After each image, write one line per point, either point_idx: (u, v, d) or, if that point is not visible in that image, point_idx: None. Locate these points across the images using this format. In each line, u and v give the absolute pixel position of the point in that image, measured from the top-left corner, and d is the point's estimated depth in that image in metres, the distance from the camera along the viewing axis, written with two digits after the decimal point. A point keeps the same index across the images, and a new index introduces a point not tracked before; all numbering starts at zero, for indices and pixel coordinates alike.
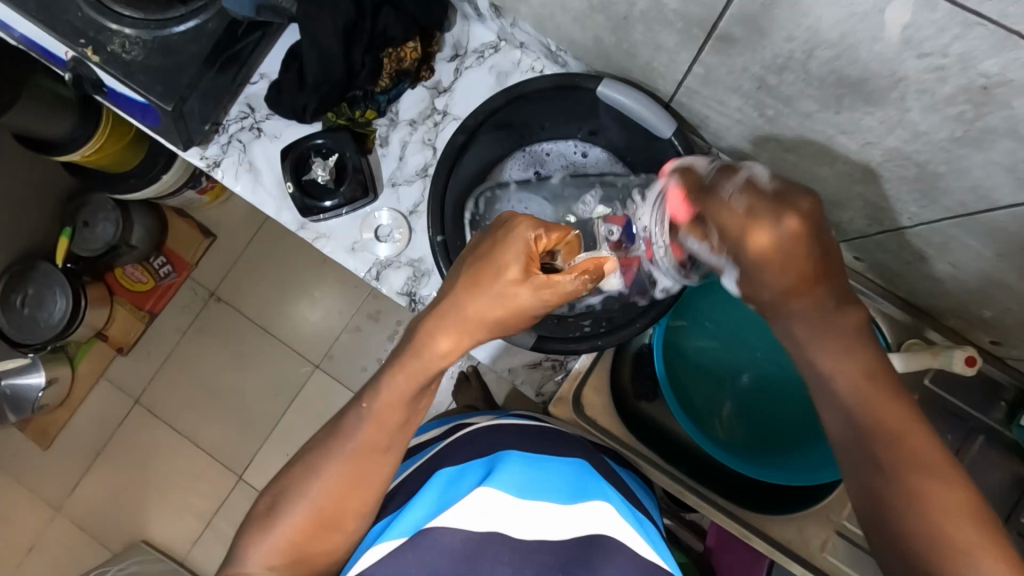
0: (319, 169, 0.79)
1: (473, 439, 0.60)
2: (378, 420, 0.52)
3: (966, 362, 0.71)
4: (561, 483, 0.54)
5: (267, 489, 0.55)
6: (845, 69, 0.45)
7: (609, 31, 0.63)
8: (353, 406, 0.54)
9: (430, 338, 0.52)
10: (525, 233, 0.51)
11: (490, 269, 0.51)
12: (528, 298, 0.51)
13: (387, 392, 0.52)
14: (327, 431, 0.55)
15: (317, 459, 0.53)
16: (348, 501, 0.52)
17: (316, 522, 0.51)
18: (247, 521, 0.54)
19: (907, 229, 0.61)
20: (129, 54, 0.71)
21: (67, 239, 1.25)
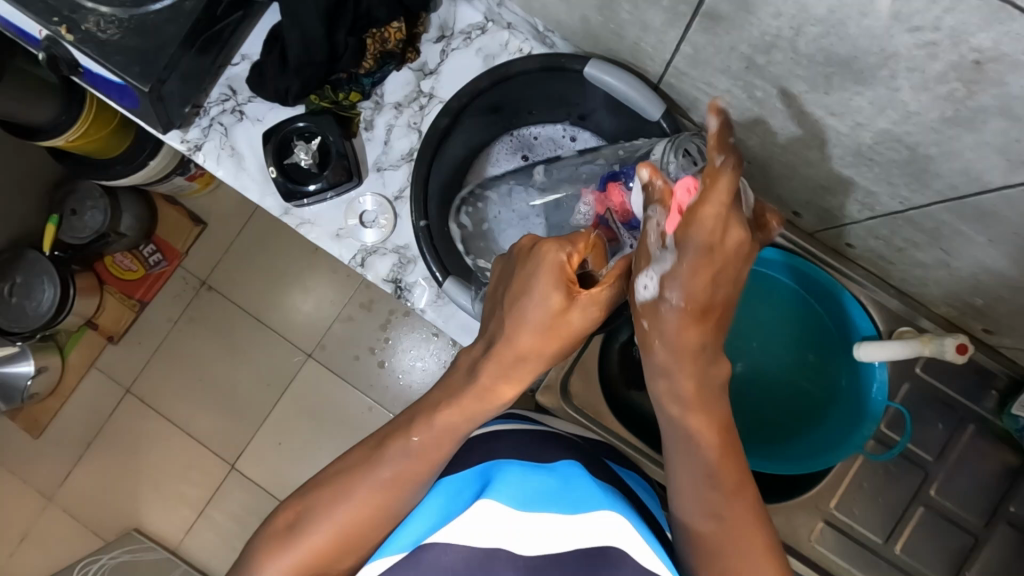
0: (301, 153, 0.78)
1: (471, 445, 0.58)
2: (424, 457, 0.54)
3: (959, 349, 0.70)
4: (563, 491, 0.52)
5: (289, 502, 0.56)
6: (834, 47, 0.44)
7: (595, 11, 0.62)
8: (398, 437, 0.55)
9: (493, 383, 0.54)
10: (555, 257, 0.53)
11: (537, 305, 0.52)
12: (579, 318, 0.53)
13: (442, 420, 0.54)
14: (357, 454, 0.56)
15: (348, 482, 0.54)
16: (375, 527, 0.53)
17: (340, 546, 0.53)
18: (268, 534, 0.54)
19: (899, 214, 0.60)
20: (105, 33, 0.69)
21: (54, 226, 1.23)
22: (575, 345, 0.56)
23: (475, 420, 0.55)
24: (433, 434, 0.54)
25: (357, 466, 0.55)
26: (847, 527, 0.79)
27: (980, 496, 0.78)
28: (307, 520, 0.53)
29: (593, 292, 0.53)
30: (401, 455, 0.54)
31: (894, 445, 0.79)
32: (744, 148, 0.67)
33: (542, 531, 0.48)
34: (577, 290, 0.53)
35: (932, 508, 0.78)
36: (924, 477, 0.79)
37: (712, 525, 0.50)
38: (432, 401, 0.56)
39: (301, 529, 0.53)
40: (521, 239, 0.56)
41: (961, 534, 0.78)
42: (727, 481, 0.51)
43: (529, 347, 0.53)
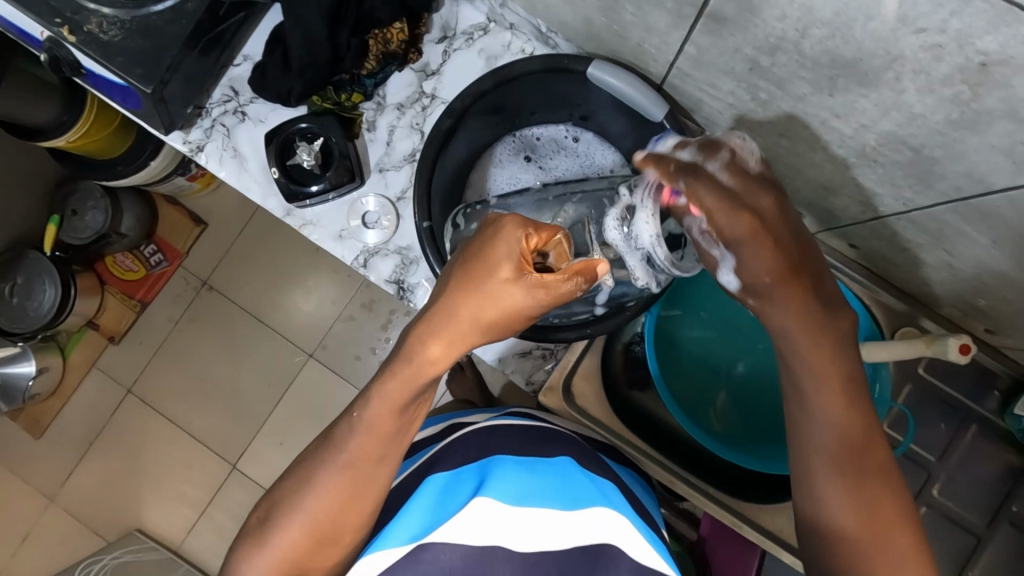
0: (304, 154, 0.77)
1: (470, 442, 0.58)
2: (374, 432, 0.52)
3: (961, 350, 0.69)
4: (556, 487, 0.53)
5: (262, 500, 0.55)
6: (839, 49, 0.44)
7: (599, 12, 0.62)
8: (349, 417, 0.54)
9: (420, 344, 0.51)
10: (514, 232, 0.50)
11: (483, 268, 0.50)
12: (522, 297, 0.49)
13: (391, 390, 0.52)
14: (320, 444, 0.55)
15: (312, 470, 0.53)
16: (347, 513, 0.53)
17: (312, 537, 0.52)
18: (243, 534, 0.54)
19: (902, 216, 0.60)
20: (107, 34, 0.69)
21: (55, 226, 1.22)
22: (519, 321, 0.52)
23: (416, 394, 0.53)
24: (388, 411, 0.52)
25: (317, 455, 0.54)
26: None
27: (982, 496, 0.78)
28: (277, 513, 0.53)
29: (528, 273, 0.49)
30: (349, 431, 0.53)
31: (896, 445, 0.79)
32: None
33: (533, 524, 0.49)
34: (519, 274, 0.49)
35: (935, 509, 0.78)
36: (927, 477, 0.79)
37: (861, 517, 0.48)
38: (372, 380, 0.54)
39: (273, 525, 0.53)
40: (484, 215, 0.54)
41: (963, 534, 0.78)
42: (856, 457, 0.49)
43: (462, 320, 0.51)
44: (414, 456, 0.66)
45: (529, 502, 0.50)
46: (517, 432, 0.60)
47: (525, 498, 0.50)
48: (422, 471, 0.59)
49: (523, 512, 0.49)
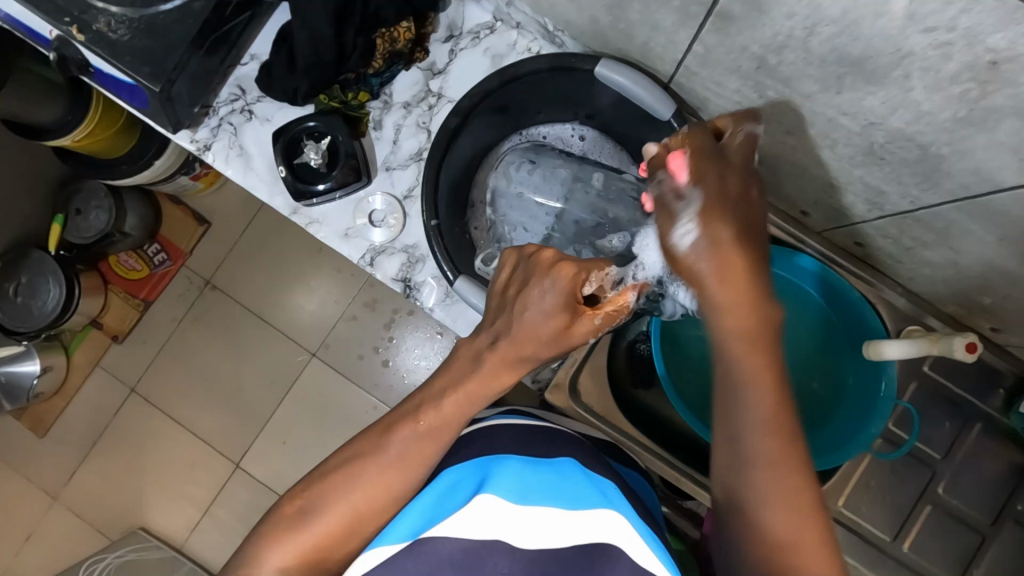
0: (311, 152, 0.78)
1: (472, 440, 0.59)
2: (435, 441, 0.55)
3: (967, 349, 0.69)
4: (561, 488, 0.52)
5: (294, 488, 0.56)
6: (847, 47, 0.44)
7: (606, 11, 0.62)
8: (406, 422, 0.55)
9: (492, 369, 0.55)
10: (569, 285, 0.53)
11: (543, 317, 0.53)
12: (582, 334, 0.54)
13: (450, 403, 0.55)
14: (360, 442, 0.56)
15: (359, 463, 0.55)
16: (377, 508, 0.54)
17: (346, 528, 0.53)
18: (273, 517, 0.54)
19: (908, 214, 0.60)
20: (116, 33, 0.69)
21: (59, 225, 1.23)
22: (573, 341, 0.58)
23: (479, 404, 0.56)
24: (452, 419, 0.55)
25: (368, 446, 0.55)
26: (854, 524, 0.79)
27: (986, 494, 0.78)
28: (315, 502, 0.54)
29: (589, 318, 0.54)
30: (408, 437, 0.54)
31: (901, 443, 0.80)
32: (753, 148, 0.68)
33: (533, 523, 0.49)
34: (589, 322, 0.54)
35: (939, 506, 0.79)
36: (931, 475, 0.79)
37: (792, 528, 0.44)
38: (433, 390, 0.56)
39: (303, 512, 0.53)
40: (540, 250, 0.56)
41: (968, 532, 0.78)
42: (780, 432, 0.45)
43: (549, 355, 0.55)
44: None
45: (531, 501, 0.50)
46: (523, 432, 0.60)
47: (526, 496, 0.51)
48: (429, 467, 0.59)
49: (524, 511, 0.49)
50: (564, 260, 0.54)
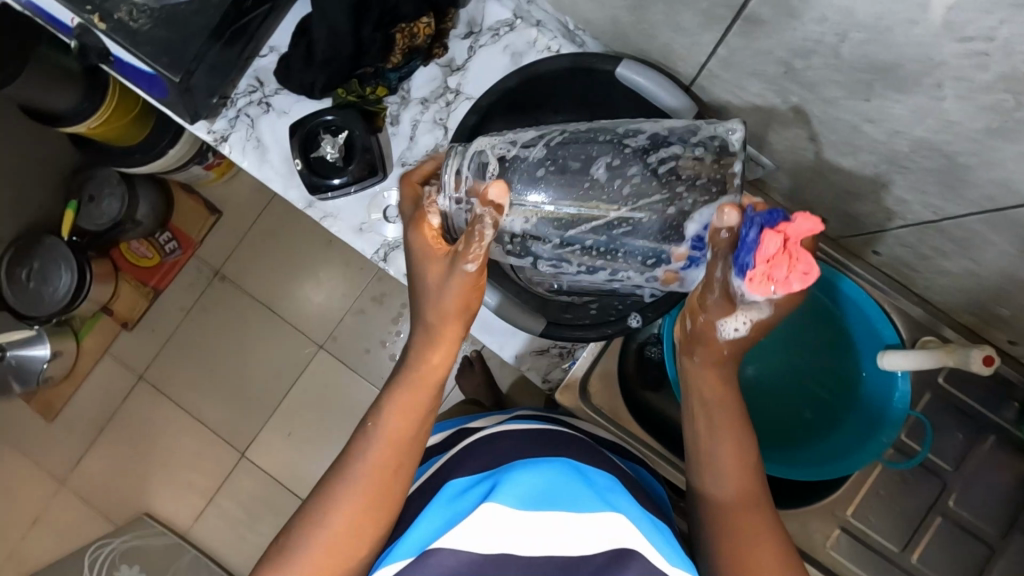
0: (328, 146, 0.78)
1: (476, 451, 0.60)
2: (391, 445, 0.55)
3: (985, 361, 0.69)
4: (562, 490, 0.52)
5: (279, 527, 0.55)
6: (878, 54, 0.44)
7: (628, 11, 0.62)
8: (361, 434, 0.56)
9: (421, 355, 0.57)
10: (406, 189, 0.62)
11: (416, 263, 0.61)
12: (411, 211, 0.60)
13: (399, 401, 0.56)
14: (332, 471, 0.55)
15: (332, 492, 0.54)
16: (363, 527, 0.53)
17: (331, 556, 0.52)
18: (259, 567, 0.53)
19: (930, 223, 0.60)
20: (136, 23, 0.69)
21: (72, 212, 1.23)
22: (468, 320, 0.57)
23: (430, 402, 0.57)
24: (398, 421, 0.56)
25: (341, 475, 0.54)
26: (863, 534, 0.79)
27: (998, 508, 0.77)
28: (301, 538, 0.52)
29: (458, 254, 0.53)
30: (365, 445, 0.55)
31: (912, 454, 0.79)
32: (773, 153, 0.67)
33: (536, 531, 0.48)
34: (464, 259, 0.53)
35: (948, 518, 0.78)
36: (942, 487, 0.78)
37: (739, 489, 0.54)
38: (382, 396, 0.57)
39: (288, 548, 0.52)
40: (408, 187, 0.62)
41: (977, 545, 0.77)
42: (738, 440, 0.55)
43: (448, 317, 0.56)
44: (431, 460, 0.68)
45: (535, 507, 0.50)
46: (521, 440, 0.60)
47: (529, 503, 0.50)
48: (439, 478, 0.59)
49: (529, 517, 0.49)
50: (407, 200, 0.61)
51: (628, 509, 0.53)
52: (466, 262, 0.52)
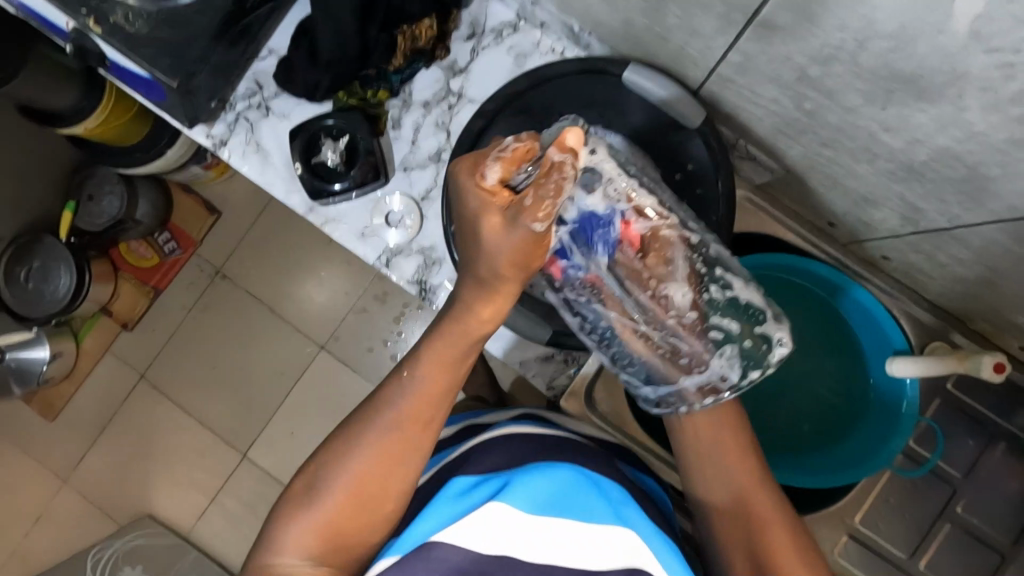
0: (329, 151, 0.77)
1: (488, 450, 0.58)
2: (425, 396, 0.55)
3: (995, 369, 0.67)
4: (576, 494, 0.51)
5: (304, 463, 0.56)
6: (901, 63, 0.43)
7: (641, 14, 0.61)
8: (396, 378, 0.56)
9: (470, 306, 0.55)
10: (472, 180, 0.50)
11: (506, 243, 0.50)
12: (497, 217, 0.50)
13: (437, 351, 0.56)
14: (367, 408, 0.56)
15: (362, 430, 0.55)
16: (392, 476, 0.54)
17: (359, 498, 0.53)
18: (285, 498, 0.55)
19: (945, 230, 0.58)
20: (133, 26, 0.67)
21: (71, 213, 1.20)
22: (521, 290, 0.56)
23: (460, 362, 0.56)
24: (437, 371, 0.55)
25: (371, 414, 0.55)
26: (871, 540, 0.79)
27: (1009, 514, 0.76)
28: (328, 477, 0.53)
29: (524, 209, 0.48)
30: (399, 390, 0.55)
31: (923, 462, 0.78)
32: (785, 157, 0.66)
33: (549, 536, 0.48)
34: (531, 217, 0.48)
35: (957, 524, 0.77)
36: (951, 493, 0.78)
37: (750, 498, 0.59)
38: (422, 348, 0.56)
39: (316, 490, 0.53)
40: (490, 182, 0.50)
41: (986, 551, 0.76)
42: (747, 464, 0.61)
43: (505, 273, 0.52)
44: (435, 455, 0.66)
45: (548, 513, 0.49)
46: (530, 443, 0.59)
47: (542, 508, 0.49)
48: (446, 473, 0.59)
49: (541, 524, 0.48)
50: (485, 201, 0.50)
51: (639, 521, 0.52)
52: (535, 220, 0.48)
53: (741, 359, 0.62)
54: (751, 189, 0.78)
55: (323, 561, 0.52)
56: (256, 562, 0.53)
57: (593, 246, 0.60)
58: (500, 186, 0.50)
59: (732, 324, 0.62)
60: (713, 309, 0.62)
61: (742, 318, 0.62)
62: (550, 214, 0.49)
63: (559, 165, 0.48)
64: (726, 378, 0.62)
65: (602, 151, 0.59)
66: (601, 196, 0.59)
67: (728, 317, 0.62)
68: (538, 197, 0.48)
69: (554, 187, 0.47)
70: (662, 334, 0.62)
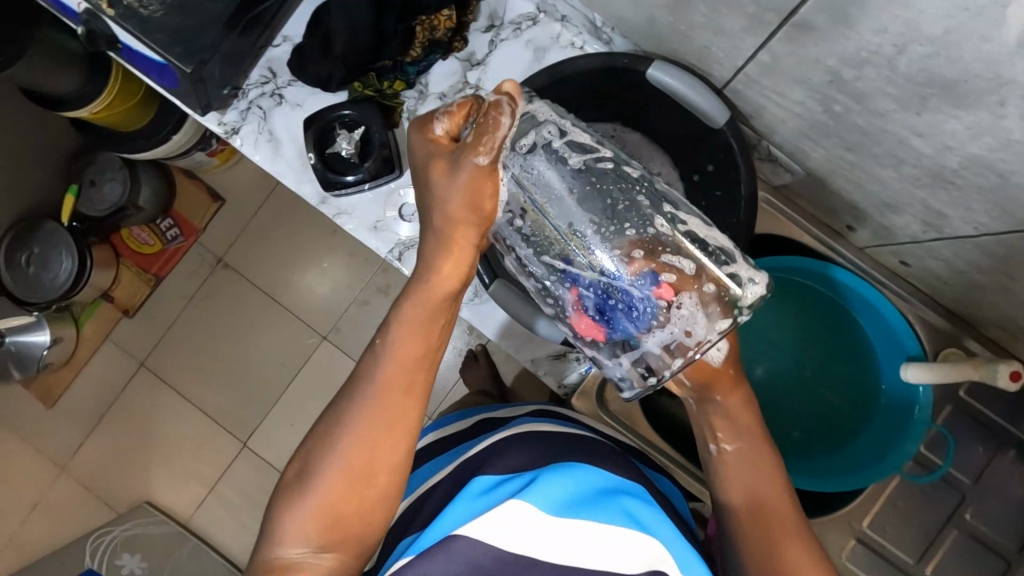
0: (344, 142, 0.76)
1: (508, 449, 0.58)
2: (401, 360, 0.54)
3: (1011, 377, 0.67)
4: (594, 497, 0.51)
5: (295, 452, 0.54)
6: (940, 68, 0.42)
7: (665, 11, 0.60)
8: (368, 348, 0.56)
9: (433, 261, 0.55)
10: (424, 135, 0.55)
11: (454, 189, 0.53)
12: (441, 168, 0.53)
13: (408, 313, 0.55)
14: (347, 387, 0.55)
15: (340, 410, 0.54)
16: (380, 449, 0.52)
17: (352, 474, 0.51)
18: (278, 490, 0.53)
19: (968, 238, 0.58)
20: (147, 9, 0.66)
21: (72, 196, 1.20)
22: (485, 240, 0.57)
23: (438, 316, 0.56)
24: (409, 334, 0.55)
25: (348, 394, 0.54)
26: (878, 545, 0.79)
27: (1017, 522, 0.76)
28: (313, 463, 0.52)
29: (467, 147, 0.52)
30: (372, 358, 0.55)
31: (934, 468, 0.78)
32: (806, 160, 0.66)
33: (571, 538, 0.47)
34: (474, 152, 0.51)
35: (965, 531, 0.77)
36: (959, 500, 0.78)
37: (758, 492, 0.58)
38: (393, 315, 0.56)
39: (308, 475, 0.52)
40: (437, 136, 0.54)
41: (992, 559, 0.76)
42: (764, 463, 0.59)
43: (458, 215, 0.54)
44: (451, 452, 0.67)
45: (570, 515, 0.48)
46: (544, 445, 0.59)
47: (563, 509, 0.49)
48: (467, 472, 0.58)
49: (561, 525, 0.48)
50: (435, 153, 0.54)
51: (653, 526, 0.51)
52: (477, 155, 0.51)
53: (705, 307, 0.57)
54: (767, 190, 0.77)
55: (325, 547, 0.51)
56: (258, 557, 0.52)
57: (546, 201, 0.58)
58: (447, 137, 0.55)
59: (687, 266, 0.58)
60: (672, 251, 0.59)
61: (701, 258, 0.59)
62: (491, 149, 0.52)
63: (494, 104, 0.52)
64: (691, 333, 0.58)
65: (535, 101, 0.59)
66: (542, 148, 0.58)
67: (682, 255, 0.59)
68: (477, 134, 0.51)
69: (492, 121, 0.51)
70: (614, 283, 0.59)
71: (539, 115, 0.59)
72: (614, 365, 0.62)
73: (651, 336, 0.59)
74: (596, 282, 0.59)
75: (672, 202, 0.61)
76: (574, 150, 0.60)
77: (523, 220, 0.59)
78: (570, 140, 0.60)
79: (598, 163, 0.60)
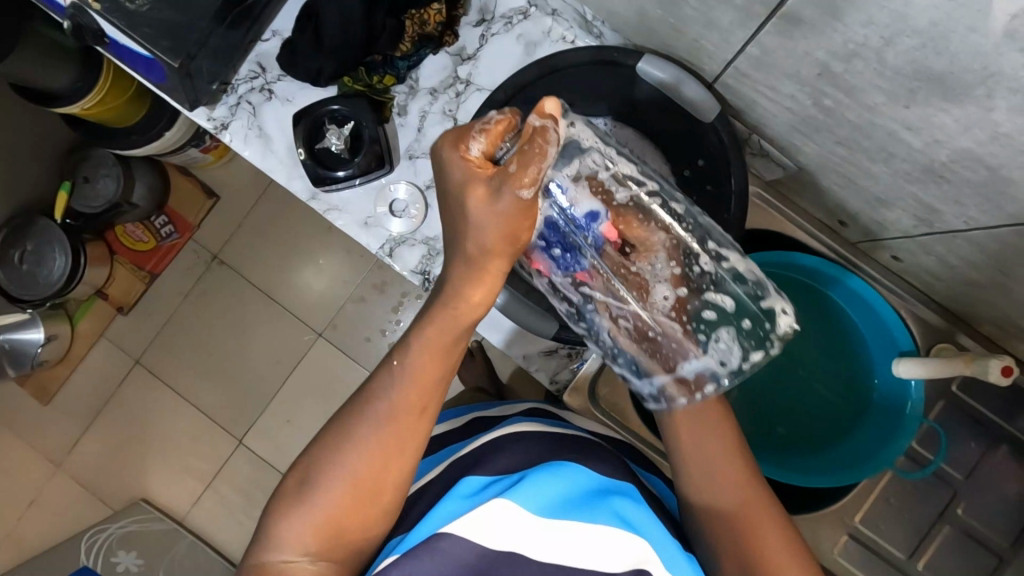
0: (333, 138, 0.75)
1: (500, 448, 0.58)
2: (419, 381, 0.53)
3: (1003, 372, 0.67)
4: (583, 497, 0.51)
5: (297, 461, 0.54)
6: (928, 61, 0.42)
7: (656, 5, 0.59)
8: (383, 365, 0.55)
9: (462, 287, 0.53)
10: (456, 156, 0.51)
11: (495, 220, 0.50)
12: (482, 199, 0.50)
13: (430, 335, 0.54)
14: (356, 402, 0.54)
15: (351, 429, 0.53)
16: (389, 469, 0.52)
17: (358, 490, 0.51)
18: (275, 497, 0.53)
19: (960, 233, 0.58)
20: (134, 3, 0.66)
21: (66, 193, 1.19)
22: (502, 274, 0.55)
23: (458, 343, 0.55)
24: (428, 357, 0.54)
25: (357, 409, 0.54)
26: (871, 541, 0.79)
27: (1009, 518, 0.76)
28: (314, 473, 0.52)
29: (510, 176, 0.49)
30: (388, 381, 0.54)
31: (926, 464, 0.78)
32: (799, 154, 0.65)
33: (558, 537, 0.47)
34: (517, 184, 0.49)
35: (958, 527, 0.77)
36: (952, 495, 0.78)
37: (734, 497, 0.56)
38: (413, 336, 0.54)
39: (309, 486, 0.52)
40: (471, 156, 0.50)
41: (985, 554, 0.76)
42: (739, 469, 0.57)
43: (495, 247, 0.52)
44: (444, 450, 0.67)
45: (557, 515, 0.48)
46: (535, 442, 0.59)
47: (550, 509, 0.49)
48: (458, 471, 0.58)
49: (549, 524, 0.48)
50: (473, 177, 0.50)
51: (648, 528, 0.51)
52: (521, 187, 0.49)
53: (741, 342, 0.60)
54: (761, 186, 0.77)
55: (321, 557, 0.51)
56: (252, 561, 0.52)
57: (588, 234, 0.60)
58: (483, 159, 0.51)
59: (726, 303, 0.61)
60: (712, 286, 0.61)
61: (742, 294, 0.61)
62: (535, 181, 0.49)
63: (540, 131, 0.49)
64: (725, 363, 0.60)
65: (580, 125, 0.58)
66: (585, 180, 0.59)
67: (722, 292, 0.61)
68: (523, 164, 0.48)
69: (538, 150, 0.48)
70: (653, 311, 0.61)
71: (586, 141, 0.59)
72: (646, 386, 0.64)
73: (688, 363, 0.61)
74: (637, 310, 0.61)
75: (703, 231, 0.64)
76: (618, 180, 0.60)
77: (562, 251, 0.61)
78: (614, 170, 0.60)
79: (643, 195, 0.61)
